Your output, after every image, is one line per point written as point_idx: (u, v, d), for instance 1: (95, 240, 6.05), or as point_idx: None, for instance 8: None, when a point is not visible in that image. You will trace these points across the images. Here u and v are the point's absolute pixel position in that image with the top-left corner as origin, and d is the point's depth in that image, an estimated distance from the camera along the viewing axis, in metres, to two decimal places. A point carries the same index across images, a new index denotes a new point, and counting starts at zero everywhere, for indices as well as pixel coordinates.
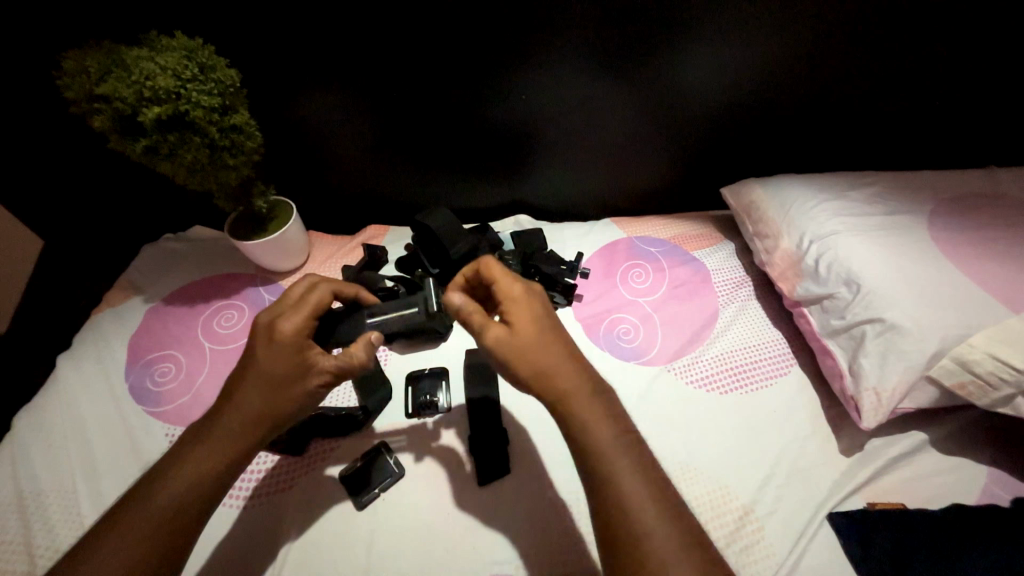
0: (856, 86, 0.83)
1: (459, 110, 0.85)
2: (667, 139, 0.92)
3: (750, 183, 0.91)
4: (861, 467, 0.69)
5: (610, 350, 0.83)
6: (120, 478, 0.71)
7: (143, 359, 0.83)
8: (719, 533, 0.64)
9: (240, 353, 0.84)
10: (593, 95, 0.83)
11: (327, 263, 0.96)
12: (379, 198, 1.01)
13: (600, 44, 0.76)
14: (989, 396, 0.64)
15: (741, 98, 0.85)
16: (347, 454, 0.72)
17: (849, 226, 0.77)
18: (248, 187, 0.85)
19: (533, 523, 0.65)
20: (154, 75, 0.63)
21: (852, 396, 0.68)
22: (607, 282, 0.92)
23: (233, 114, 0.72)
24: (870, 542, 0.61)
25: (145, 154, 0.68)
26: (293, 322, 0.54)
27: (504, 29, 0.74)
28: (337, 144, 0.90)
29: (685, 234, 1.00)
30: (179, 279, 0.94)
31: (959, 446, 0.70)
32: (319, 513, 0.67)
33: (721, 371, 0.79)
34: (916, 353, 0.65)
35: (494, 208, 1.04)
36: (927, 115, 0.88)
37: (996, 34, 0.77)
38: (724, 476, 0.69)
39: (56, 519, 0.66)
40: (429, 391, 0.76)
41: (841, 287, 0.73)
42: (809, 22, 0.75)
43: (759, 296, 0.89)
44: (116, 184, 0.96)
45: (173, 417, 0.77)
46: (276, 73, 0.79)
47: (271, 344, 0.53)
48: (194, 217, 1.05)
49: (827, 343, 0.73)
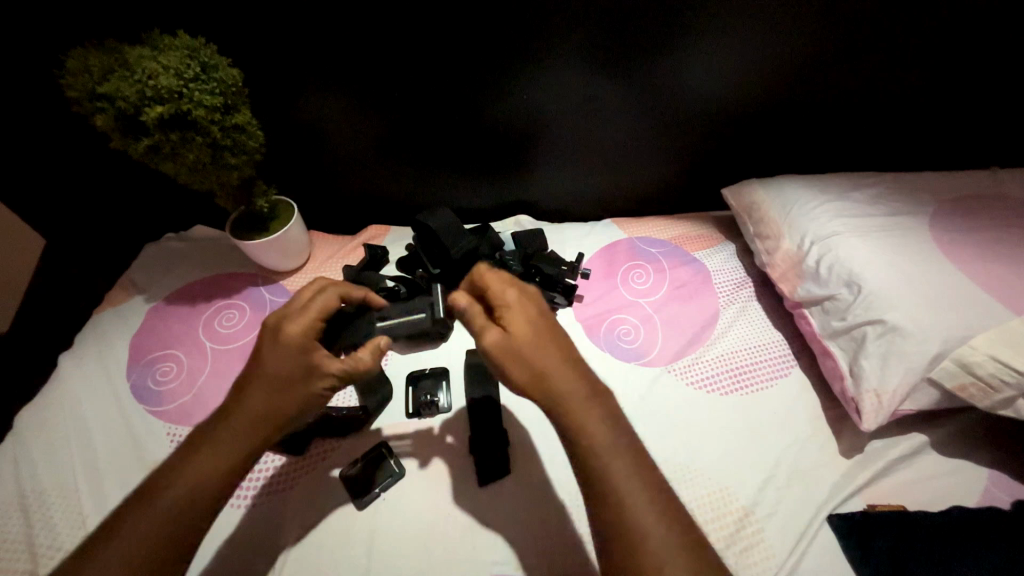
0: (857, 86, 0.83)
1: (460, 110, 0.85)
2: (667, 140, 0.92)
3: (751, 184, 0.91)
4: (861, 469, 0.69)
5: (611, 351, 0.82)
6: (121, 476, 0.71)
7: (145, 358, 0.83)
8: (720, 534, 0.64)
9: (240, 352, 0.84)
10: (593, 95, 0.83)
11: (328, 263, 0.96)
12: (380, 198, 1.02)
13: (601, 44, 0.76)
14: (991, 398, 0.63)
15: (741, 98, 0.85)
16: (347, 454, 0.72)
17: (848, 227, 0.77)
18: (249, 186, 0.85)
19: (534, 523, 0.65)
20: (157, 74, 0.63)
21: (853, 397, 0.68)
22: (607, 283, 0.92)
23: (235, 113, 0.72)
24: (870, 544, 0.61)
25: (147, 153, 0.68)
26: (300, 324, 0.54)
27: (505, 29, 0.74)
28: (338, 144, 0.91)
29: (685, 235, 1.00)
30: (180, 278, 0.94)
31: (960, 448, 0.70)
32: (320, 513, 0.67)
33: (721, 372, 0.79)
34: (917, 355, 0.65)
35: (495, 208, 1.04)
36: (928, 116, 0.88)
37: (999, 34, 0.76)
38: (724, 477, 0.69)
39: (58, 517, 0.67)
40: (430, 390, 0.77)
41: (842, 289, 0.73)
42: (811, 23, 0.75)
43: (759, 297, 0.89)
44: (118, 184, 0.96)
45: (174, 416, 0.77)
46: (278, 73, 0.79)
47: (278, 346, 0.53)
48: (196, 216, 1.05)
49: (828, 344, 0.73)
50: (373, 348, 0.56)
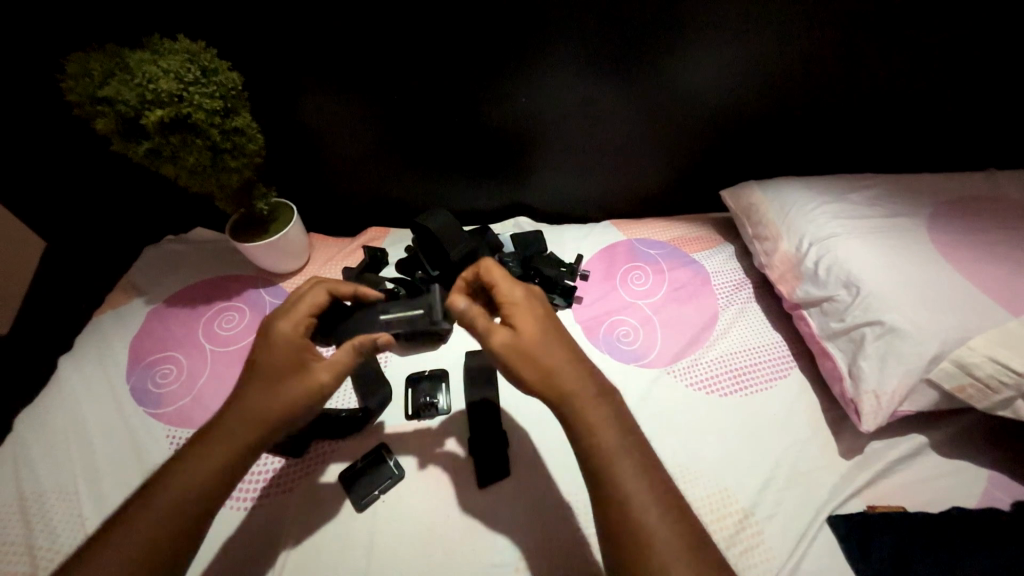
0: (855, 89, 0.84)
1: (460, 113, 0.85)
2: (667, 141, 0.92)
3: (750, 185, 0.91)
4: (861, 470, 0.69)
5: (610, 352, 0.83)
6: (121, 479, 0.71)
7: (145, 360, 0.83)
8: (719, 535, 0.64)
9: (240, 354, 0.84)
10: (592, 98, 0.84)
11: (328, 265, 0.97)
12: (380, 201, 1.02)
13: (600, 48, 0.77)
14: (990, 399, 0.63)
15: (739, 101, 0.86)
16: (346, 456, 0.72)
17: (847, 228, 0.77)
18: (249, 189, 0.85)
19: (533, 524, 0.66)
20: (157, 78, 0.64)
21: (853, 399, 0.68)
22: (607, 285, 0.92)
23: (235, 116, 0.73)
24: (870, 545, 0.61)
25: (148, 155, 0.69)
26: (291, 321, 0.55)
27: (504, 34, 0.74)
28: (337, 147, 0.91)
29: (685, 237, 1.00)
30: (180, 280, 0.95)
31: (960, 450, 0.70)
32: (320, 516, 0.67)
33: (721, 373, 0.79)
34: (916, 357, 0.65)
35: (494, 210, 1.05)
36: (926, 117, 0.88)
37: (996, 38, 0.77)
38: (724, 479, 0.69)
39: (57, 520, 0.67)
40: (429, 392, 0.78)
41: (841, 290, 0.73)
42: (808, 26, 0.76)
43: (759, 299, 0.90)
44: (118, 188, 0.97)
45: (174, 418, 0.77)
46: (279, 77, 0.80)
47: (270, 342, 0.54)
48: (196, 218, 1.05)
49: (827, 345, 0.73)
50: (356, 341, 0.56)
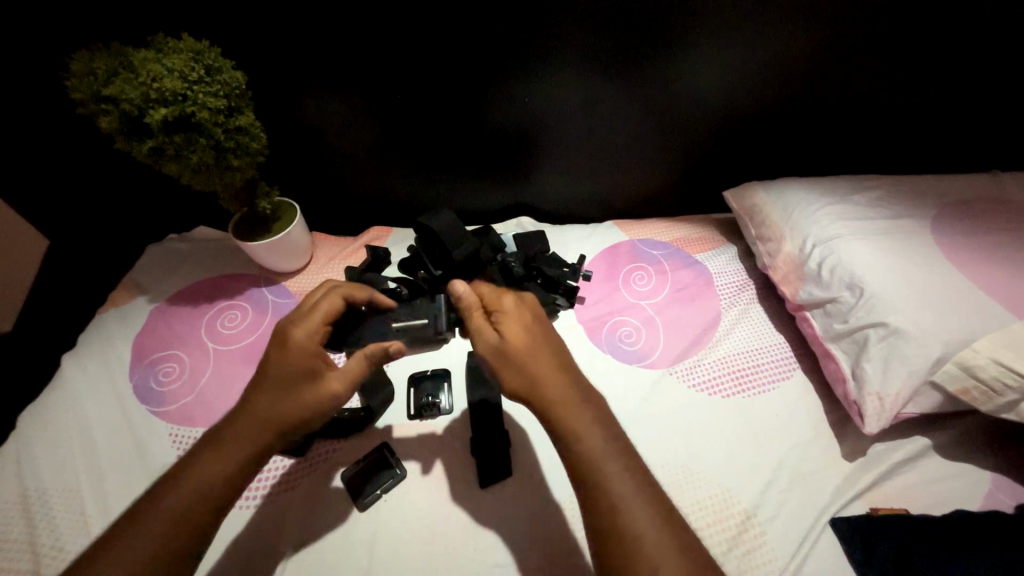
0: (858, 90, 0.84)
1: (463, 113, 0.85)
2: (670, 141, 0.92)
3: (753, 187, 0.91)
4: (864, 471, 0.69)
5: (612, 353, 0.83)
6: (124, 477, 0.71)
7: (148, 358, 0.83)
8: (720, 537, 0.64)
9: (242, 353, 0.84)
10: (594, 98, 0.84)
11: (330, 263, 0.97)
12: (382, 201, 1.02)
13: (602, 49, 0.77)
14: (994, 402, 0.63)
15: (742, 102, 0.86)
16: (348, 454, 0.73)
17: (851, 229, 0.77)
18: (251, 188, 0.85)
19: (534, 523, 0.66)
20: (162, 76, 0.64)
21: (855, 400, 0.68)
22: (608, 285, 0.92)
23: (239, 115, 0.73)
24: (872, 546, 0.61)
25: (151, 154, 0.69)
26: (306, 328, 0.55)
27: (507, 35, 0.75)
28: (339, 146, 0.91)
29: (687, 238, 1.00)
30: (182, 279, 0.95)
31: (962, 452, 0.70)
32: (321, 515, 0.67)
33: (723, 374, 0.79)
34: (918, 359, 0.65)
35: (497, 211, 1.05)
36: (931, 118, 0.88)
37: (999, 41, 0.77)
38: (726, 479, 0.69)
39: (60, 518, 0.67)
40: (431, 392, 0.78)
41: (844, 291, 0.73)
42: (809, 27, 0.75)
43: (761, 299, 0.89)
44: (121, 187, 0.97)
45: (176, 416, 0.77)
46: (282, 77, 0.80)
47: (285, 349, 0.54)
48: (198, 217, 1.05)
49: (830, 347, 0.73)
50: (369, 350, 0.56)
